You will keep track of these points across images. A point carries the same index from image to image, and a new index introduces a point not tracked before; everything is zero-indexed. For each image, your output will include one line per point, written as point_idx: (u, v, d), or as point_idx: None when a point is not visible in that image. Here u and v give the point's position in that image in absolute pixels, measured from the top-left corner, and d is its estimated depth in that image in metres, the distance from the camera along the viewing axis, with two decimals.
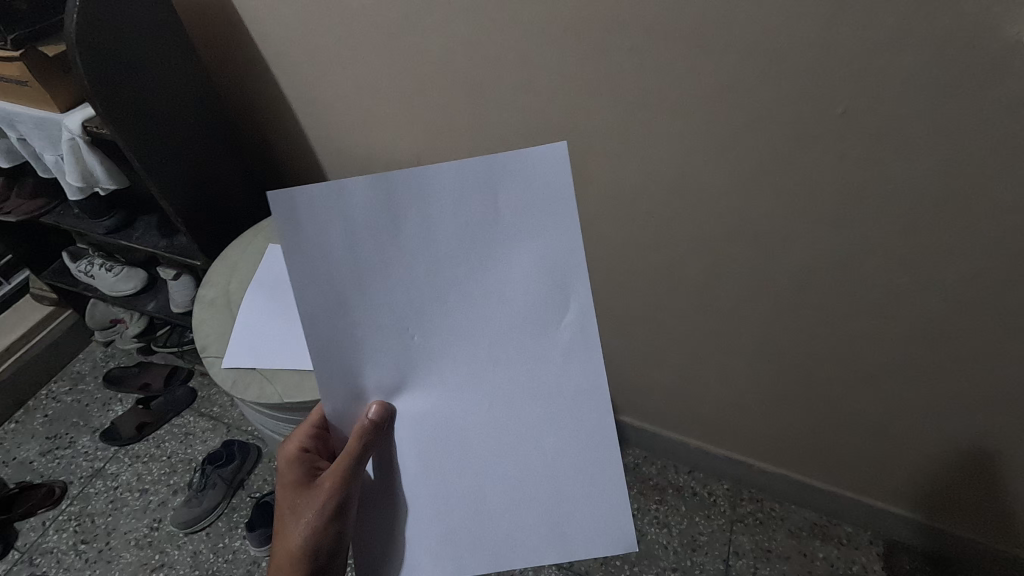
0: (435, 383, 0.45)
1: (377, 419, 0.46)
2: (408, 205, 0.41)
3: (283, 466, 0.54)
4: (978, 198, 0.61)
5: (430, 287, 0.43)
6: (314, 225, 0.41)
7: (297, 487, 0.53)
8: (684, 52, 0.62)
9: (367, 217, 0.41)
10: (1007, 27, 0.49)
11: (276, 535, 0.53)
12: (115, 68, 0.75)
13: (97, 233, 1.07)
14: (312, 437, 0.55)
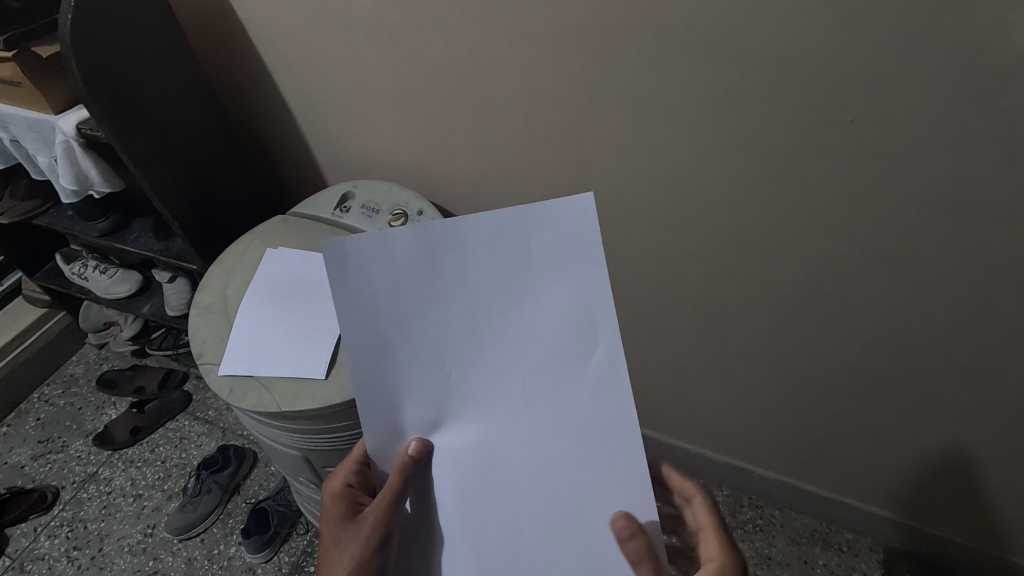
0: (474, 424, 0.45)
1: (416, 455, 0.46)
2: (448, 250, 0.41)
3: (326, 501, 0.52)
4: (987, 210, 0.60)
5: (471, 330, 0.42)
6: (360, 273, 0.41)
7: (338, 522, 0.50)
8: (692, 59, 0.61)
9: (410, 263, 0.41)
10: (1023, 37, 0.48)
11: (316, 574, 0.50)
12: (112, 71, 0.73)
13: (91, 236, 1.05)
14: (356, 473, 0.53)
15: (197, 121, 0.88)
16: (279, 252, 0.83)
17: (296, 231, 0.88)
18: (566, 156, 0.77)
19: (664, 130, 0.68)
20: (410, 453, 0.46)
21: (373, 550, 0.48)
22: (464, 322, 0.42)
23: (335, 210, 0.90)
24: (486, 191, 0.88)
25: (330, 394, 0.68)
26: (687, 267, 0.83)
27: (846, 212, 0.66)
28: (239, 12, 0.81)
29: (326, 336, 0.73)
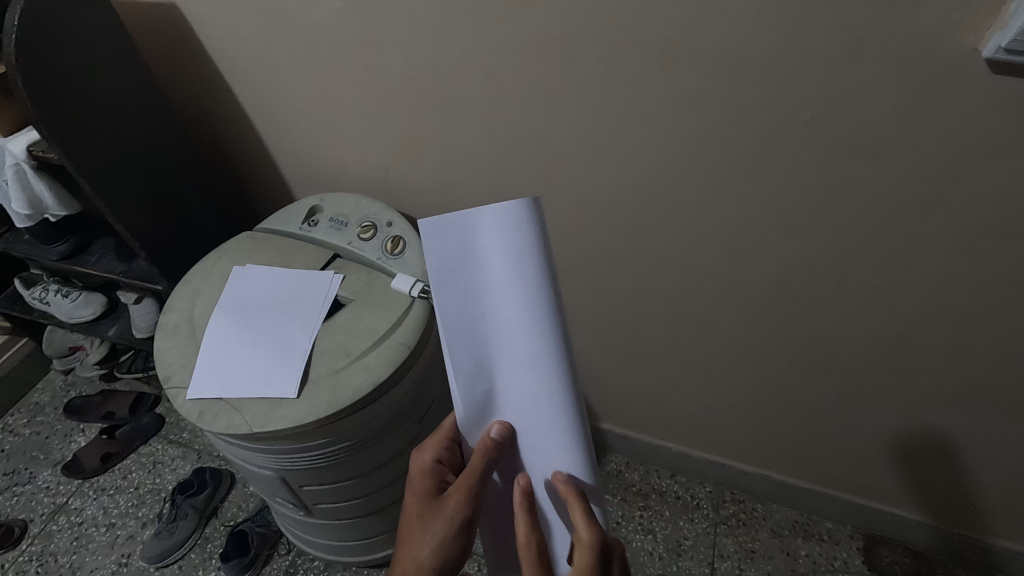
0: (524, 409, 0.49)
1: (499, 438, 0.50)
2: (527, 245, 0.46)
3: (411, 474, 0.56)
4: (941, 201, 0.61)
5: (534, 328, 0.47)
6: (448, 252, 0.46)
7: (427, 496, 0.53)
8: (650, 64, 0.61)
9: (493, 251, 0.46)
10: (963, 34, 0.50)
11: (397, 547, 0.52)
12: (61, 90, 0.70)
13: (50, 259, 1.02)
14: (445, 450, 0.57)
15: (155, 138, 0.86)
16: (247, 269, 0.82)
17: (263, 246, 0.86)
18: (532, 162, 0.76)
19: (627, 135, 0.68)
20: (490, 436, 0.50)
21: (457, 529, 0.50)
22: (530, 322, 0.46)
23: (304, 224, 0.89)
24: (455, 199, 0.87)
25: (303, 412, 0.67)
26: (659, 269, 0.83)
27: (809, 210, 0.68)
28: (196, 27, 0.80)
29: (297, 354, 0.72)
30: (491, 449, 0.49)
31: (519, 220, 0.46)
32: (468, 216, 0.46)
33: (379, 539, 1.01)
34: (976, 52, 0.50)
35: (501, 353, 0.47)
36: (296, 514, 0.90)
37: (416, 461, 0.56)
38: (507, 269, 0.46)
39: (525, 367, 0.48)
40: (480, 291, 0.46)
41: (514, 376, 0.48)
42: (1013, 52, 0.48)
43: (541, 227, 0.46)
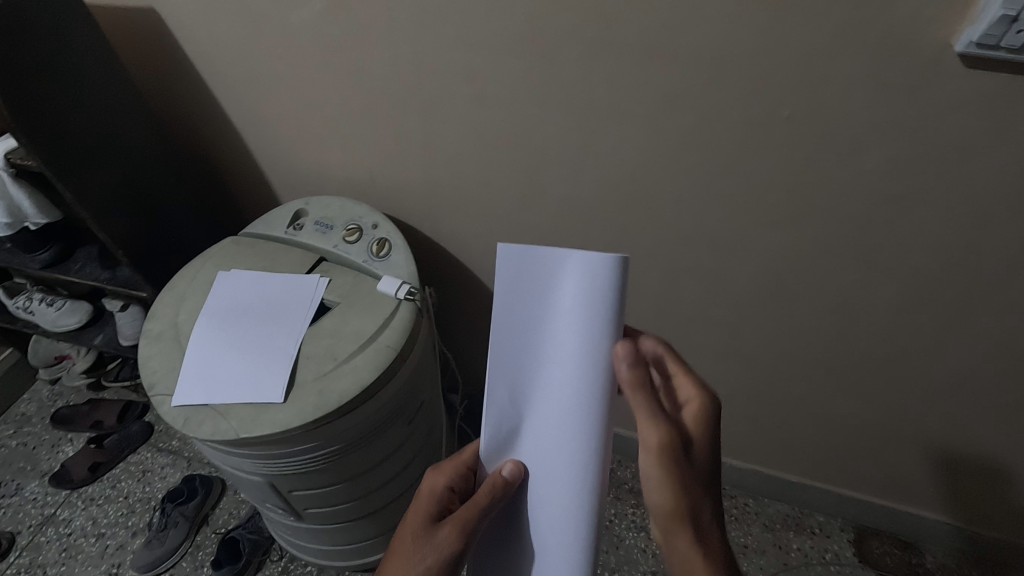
0: (543, 457, 0.49)
1: (509, 477, 0.50)
2: (595, 295, 0.44)
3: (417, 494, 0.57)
4: (918, 195, 0.62)
5: (579, 385, 0.46)
6: (511, 282, 0.44)
7: (428, 519, 0.54)
8: (630, 63, 0.62)
9: (558, 291, 0.44)
10: (935, 30, 0.50)
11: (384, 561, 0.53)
12: (39, 98, 0.70)
13: (33, 268, 1.01)
14: (459, 478, 0.57)
15: (136, 144, 0.85)
16: (232, 274, 0.81)
17: (249, 251, 0.86)
18: (516, 162, 0.77)
19: (610, 134, 0.69)
20: (500, 475, 0.50)
21: (444, 562, 0.51)
22: (578, 372, 0.46)
23: (289, 228, 0.88)
24: (440, 200, 0.87)
25: (290, 417, 0.67)
26: (644, 267, 0.84)
27: (791, 205, 0.68)
28: (176, 31, 0.79)
29: (283, 358, 0.71)
30: (498, 488, 0.50)
31: (593, 276, 0.43)
32: (541, 249, 0.44)
33: (372, 543, 1.01)
34: (949, 46, 0.51)
35: (535, 400, 0.48)
36: (287, 520, 0.90)
37: (427, 483, 0.57)
38: (567, 313, 0.45)
39: (559, 414, 0.47)
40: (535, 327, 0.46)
41: (546, 423, 0.48)
42: (985, 46, 0.49)
43: (616, 290, 0.44)
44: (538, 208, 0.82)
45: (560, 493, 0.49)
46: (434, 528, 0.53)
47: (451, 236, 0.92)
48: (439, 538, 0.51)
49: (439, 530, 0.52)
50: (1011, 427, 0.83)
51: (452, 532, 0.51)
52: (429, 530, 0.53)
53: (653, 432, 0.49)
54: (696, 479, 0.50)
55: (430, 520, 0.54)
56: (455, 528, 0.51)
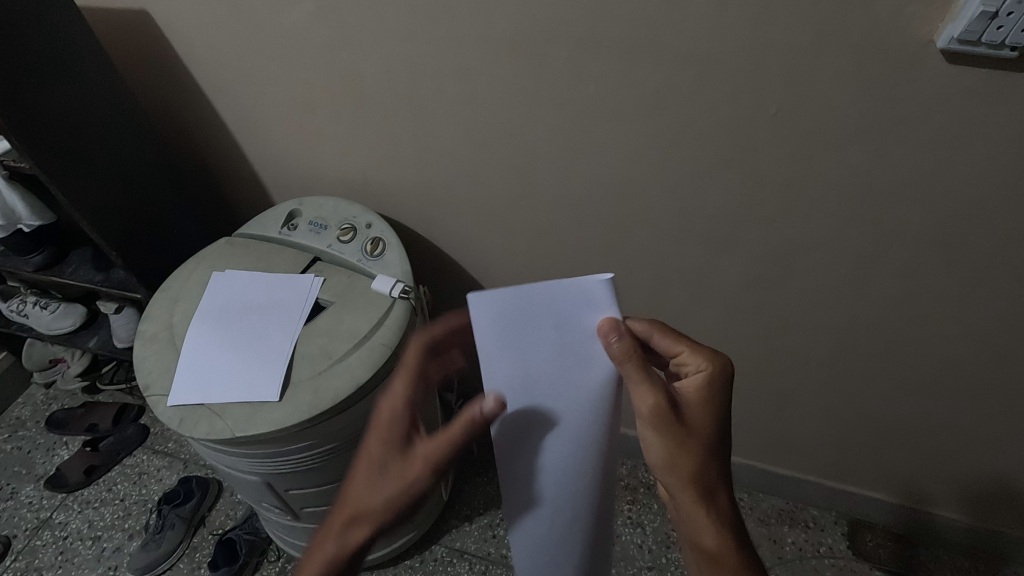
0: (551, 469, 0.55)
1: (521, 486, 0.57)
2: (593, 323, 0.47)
3: (372, 421, 0.54)
4: (905, 190, 0.63)
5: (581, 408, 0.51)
6: (506, 320, 0.46)
7: (393, 447, 0.53)
8: (619, 61, 0.62)
9: (557, 324, 0.46)
10: (918, 26, 0.51)
11: (351, 489, 0.54)
12: (32, 100, 0.70)
13: (26, 271, 1.01)
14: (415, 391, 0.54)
15: (130, 145, 0.86)
16: (226, 275, 0.82)
17: (243, 252, 0.86)
18: (509, 161, 0.77)
19: (601, 132, 0.69)
20: (480, 414, 0.49)
21: (418, 491, 0.52)
22: (583, 402, 0.50)
23: (283, 228, 0.89)
24: (434, 199, 0.87)
25: (286, 415, 0.67)
26: (637, 263, 0.84)
27: (779, 201, 0.69)
28: (168, 33, 0.80)
29: (278, 357, 0.72)
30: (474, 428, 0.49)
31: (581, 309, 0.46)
32: (522, 295, 0.45)
33: None
34: (932, 42, 0.52)
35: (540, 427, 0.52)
36: (283, 519, 0.90)
37: (382, 411, 0.54)
38: (568, 343, 0.47)
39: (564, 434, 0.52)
40: (536, 361, 0.48)
41: (553, 443, 0.53)
42: (967, 42, 0.50)
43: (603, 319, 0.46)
44: (530, 207, 0.82)
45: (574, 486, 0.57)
46: (404, 457, 0.52)
47: (446, 235, 0.93)
48: (413, 472, 0.51)
49: (409, 463, 0.52)
50: (999, 418, 0.84)
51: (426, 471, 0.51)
52: (397, 468, 0.52)
53: (646, 400, 0.49)
54: (694, 443, 0.51)
55: (394, 454, 0.53)
56: (427, 467, 0.51)
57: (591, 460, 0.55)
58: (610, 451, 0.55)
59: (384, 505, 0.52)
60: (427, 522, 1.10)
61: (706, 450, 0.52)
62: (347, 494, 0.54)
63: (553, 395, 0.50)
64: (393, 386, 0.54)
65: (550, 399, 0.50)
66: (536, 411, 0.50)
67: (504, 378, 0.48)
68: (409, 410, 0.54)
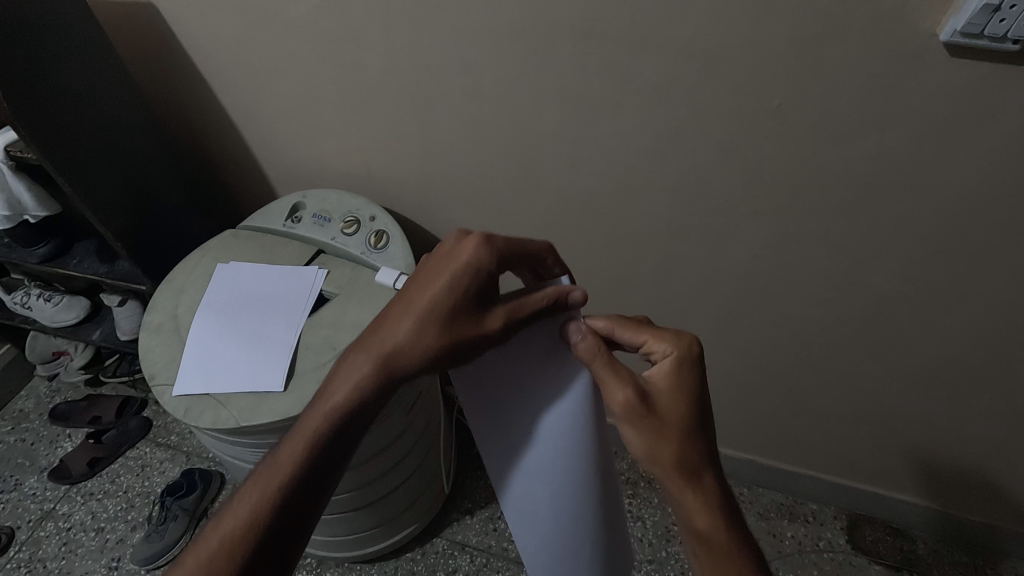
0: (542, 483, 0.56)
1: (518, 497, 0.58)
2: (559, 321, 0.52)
3: (446, 259, 0.50)
4: (906, 183, 0.63)
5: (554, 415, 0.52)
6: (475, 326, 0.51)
7: (467, 298, 0.50)
8: (623, 54, 0.63)
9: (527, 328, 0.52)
10: (920, 19, 0.52)
11: (407, 321, 0.50)
12: (39, 92, 0.71)
13: (31, 263, 1.01)
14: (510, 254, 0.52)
15: (136, 137, 0.86)
16: (230, 266, 0.82)
17: (247, 244, 0.86)
18: (512, 153, 0.77)
19: (604, 125, 0.70)
20: (570, 298, 0.51)
21: (474, 348, 0.49)
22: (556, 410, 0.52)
23: (287, 221, 0.89)
24: (438, 192, 0.88)
25: (290, 406, 0.67)
26: (639, 257, 0.85)
27: (781, 194, 0.69)
28: (173, 26, 0.80)
29: (282, 348, 0.72)
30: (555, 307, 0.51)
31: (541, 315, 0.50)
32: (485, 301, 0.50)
33: (370, 534, 1.01)
34: (934, 35, 0.52)
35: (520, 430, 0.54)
36: None
37: (464, 254, 0.50)
38: (538, 342, 0.52)
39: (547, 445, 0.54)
40: (510, 358, 0.52)
41: (537, 452, 0.54)
42: (969, 36, 0.50)
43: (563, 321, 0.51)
44: (534, 200, 0.82)
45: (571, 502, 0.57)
46: (478, 313, 0.49)
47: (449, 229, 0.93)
48: (482, 330, 0.49)
49: (478, 320, 0.49)
50: (999, 412, 0.85)
51: (502, 328, 0.49)
52: (470, 316, 0.49)
53: (617, 396, 0.49)
54: (670, 435, 0.49)
55: (468, 300, 0.50)
56: (506, 324, 0.49)
57: (586, 471, 0.55)
58: (604, 462, 0.56)
59: (431, 354, 0.49)
60: (428, 515, 1.11)
61: (685, 441, 0.50)
62: (392, 325, 0.51)
63: (526, 396, 0.53)
64: (486, 235, 0.50)
65: (523, 399, 0.53)
66: (515, 408, 0.54)
67: (479, 377, 0.53)
68: (493, 262, 0.50)
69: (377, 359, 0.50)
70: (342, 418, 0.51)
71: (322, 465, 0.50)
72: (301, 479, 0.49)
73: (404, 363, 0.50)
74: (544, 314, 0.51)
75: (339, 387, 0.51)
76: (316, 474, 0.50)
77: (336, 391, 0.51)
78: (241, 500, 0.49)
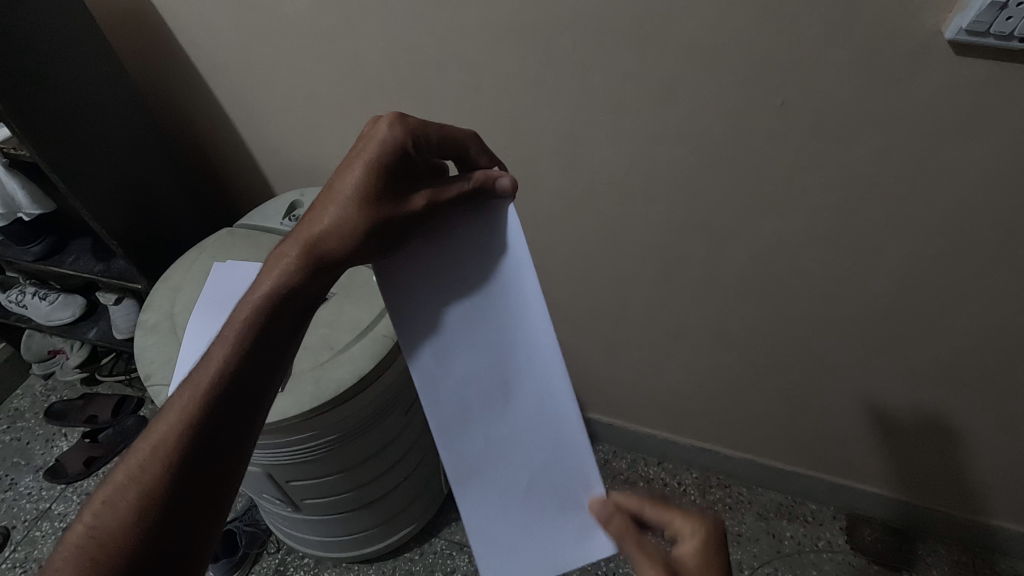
0: (486, 417, 0.46)
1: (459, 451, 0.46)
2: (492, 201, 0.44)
3: (364, 138, 0.44)
4: (910, 183, 0.63)
5: (493, 322, 0.45)
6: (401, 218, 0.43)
7: (385, 178, 0.44)
8: (624, 51, 0.62)
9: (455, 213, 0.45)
10: (925, 17, 0.51)
11: (321, 205, 0.45)
12: (35, 91, 0.70)
13: (26, 261, 1.00)
14: (435, 136, 0.45)
15: (133, 136, 0.85)
16: (227, 265, 0.81)
17: (244, 243, 0.86)
18: (512, 151, 0.77)
19: (605, 123, 0.69)
20: (495, 180, 0.44)
21: (393, 236, 0.43)
22: (493, 311, 0.45)
23: (284, 219, 0.88)
24: None
25: (287, 406, 0.67)
26: (640, 256, 0.84)
27: (784, 194, 0.69)
28: (170, 22, 0.79)
29: None
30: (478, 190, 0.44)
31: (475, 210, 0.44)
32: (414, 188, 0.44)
33: (369, 534, 1.01)
34: (939, 33, 0.52)
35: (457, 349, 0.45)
36: (284, 510, 0.90)
37: (379, 128, 0.43)
38: (474, 227, 0.44)
39: (486, 359, 0.45)
40: (438, 247, 0.44)
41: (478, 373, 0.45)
42: (975, 33, 0.50)
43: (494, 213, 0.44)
44: (534, 198, 0.82)
45: (526, 441, 0.46)
46: (396, 195, 0.44)
47: None
48: (397, 212, 0.43)
49: (397, 202, 0.43)
50: (1000, 412, 0.85)
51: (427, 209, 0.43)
52: (393, 196, 0.44)
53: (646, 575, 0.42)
54: None
55: (387, 178, 0.44)
56: (431, 203, 0.43)
57: (535, 396, 0.46)
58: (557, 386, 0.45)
59: (345, 240, 0.44)
60: (427, 515, 1.10)
61: None
62: (318, 211, 0.45)
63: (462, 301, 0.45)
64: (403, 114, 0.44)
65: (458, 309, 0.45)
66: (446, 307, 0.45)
67: (403, 266, 0.44)
68: (411, 139, 0.44)
69: (305, 245, 0.45)
70: (273, 313, 0.44)
71: (252, 366, 0.43)
72: (227, 383, 0.41)
73: (331, 248, 0.44)
74: (470, 201, 0.44)
75: (266, 278, 0.45)
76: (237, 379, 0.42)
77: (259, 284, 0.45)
78: (165, 408, 0.41)
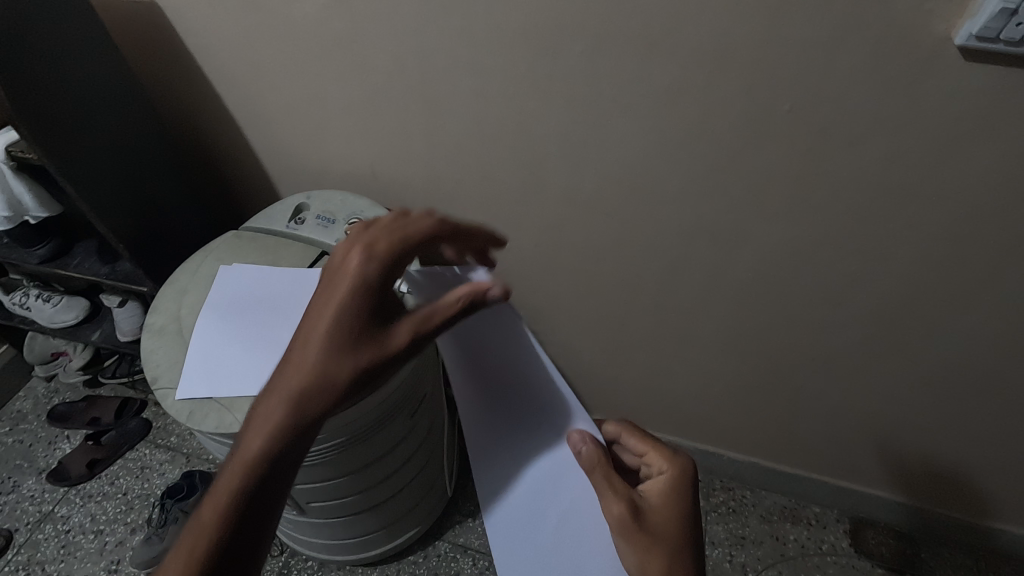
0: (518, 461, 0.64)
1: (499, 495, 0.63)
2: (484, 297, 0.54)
3: (342, 266, 0.49)
4: (917, 188, 0.63)
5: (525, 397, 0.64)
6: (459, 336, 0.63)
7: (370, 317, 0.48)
8: (633, 57, 0.62)
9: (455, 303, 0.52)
10: (936, 23, 0.51)
11: (306, 348, 0.47)
12: (44, 96, 0.70)
13: (30, 263, 1.00)
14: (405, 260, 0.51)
15: (140, 140, 0.86)
16: (233, 269, 0.81)
17: (251, 245, 0.86)
18: (520, 155, 0.77)
19: (613, 128, 0.69)
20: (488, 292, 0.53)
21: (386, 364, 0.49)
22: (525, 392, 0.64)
23: (290, 223, 0.88)
24: (443, 194, 0.87)
25: None
26: (646, 260, 0.84)
27: (792, 199, 0.69)
28: (177, 26, 0.79)
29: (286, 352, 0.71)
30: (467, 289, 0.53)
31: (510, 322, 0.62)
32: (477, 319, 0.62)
33: (373, 537, 1.01)
34: (949, 39, 0.52)
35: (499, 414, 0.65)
36: (288, 513, 0.90)
37: (353, 258, 0.49)
38: (509, 332, 0.62)
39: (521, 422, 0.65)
40: (483, 352, 0.64)
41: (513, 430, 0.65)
42: (984, 41, 0.50)
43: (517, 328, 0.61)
44: (540, 202, 0.82)
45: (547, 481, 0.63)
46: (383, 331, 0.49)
47: None
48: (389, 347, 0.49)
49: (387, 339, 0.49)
50: (1004, 416, 0.85)
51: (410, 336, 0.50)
52: (386, 304, 0.50)
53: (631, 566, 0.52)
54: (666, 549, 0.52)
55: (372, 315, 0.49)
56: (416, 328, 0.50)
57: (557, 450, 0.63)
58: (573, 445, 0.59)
59: (339, 387, 0.47)
60: (430, 518, 1.10)
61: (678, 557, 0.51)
62: (300, 357, 0.47)
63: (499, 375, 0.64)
64: (374, 246, 0.50)
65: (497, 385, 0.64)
66: (488, 384, 0.64)
67: (462, 357, 0.64)
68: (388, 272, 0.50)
69: (292, 399, 0.46)
70: (300, 425, 0.46)
71: (263, 496, 0.44)
72: (236, 538, 0.42)
73: (322, 394, 0.47)
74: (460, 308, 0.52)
75: (257, 434, 0.45)
76: (251, 531, 0.43)
77: (251, 438, 0.45)
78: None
